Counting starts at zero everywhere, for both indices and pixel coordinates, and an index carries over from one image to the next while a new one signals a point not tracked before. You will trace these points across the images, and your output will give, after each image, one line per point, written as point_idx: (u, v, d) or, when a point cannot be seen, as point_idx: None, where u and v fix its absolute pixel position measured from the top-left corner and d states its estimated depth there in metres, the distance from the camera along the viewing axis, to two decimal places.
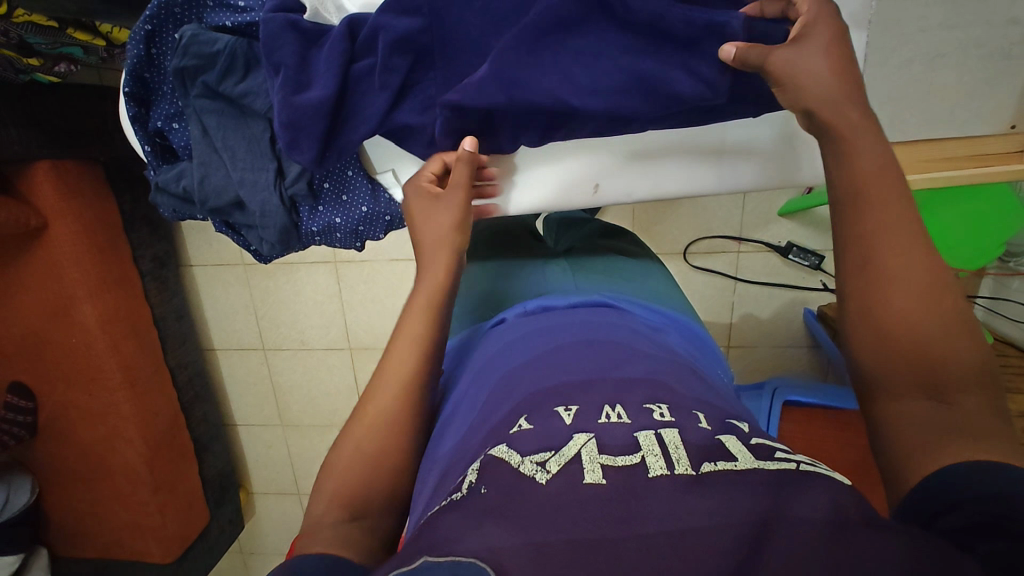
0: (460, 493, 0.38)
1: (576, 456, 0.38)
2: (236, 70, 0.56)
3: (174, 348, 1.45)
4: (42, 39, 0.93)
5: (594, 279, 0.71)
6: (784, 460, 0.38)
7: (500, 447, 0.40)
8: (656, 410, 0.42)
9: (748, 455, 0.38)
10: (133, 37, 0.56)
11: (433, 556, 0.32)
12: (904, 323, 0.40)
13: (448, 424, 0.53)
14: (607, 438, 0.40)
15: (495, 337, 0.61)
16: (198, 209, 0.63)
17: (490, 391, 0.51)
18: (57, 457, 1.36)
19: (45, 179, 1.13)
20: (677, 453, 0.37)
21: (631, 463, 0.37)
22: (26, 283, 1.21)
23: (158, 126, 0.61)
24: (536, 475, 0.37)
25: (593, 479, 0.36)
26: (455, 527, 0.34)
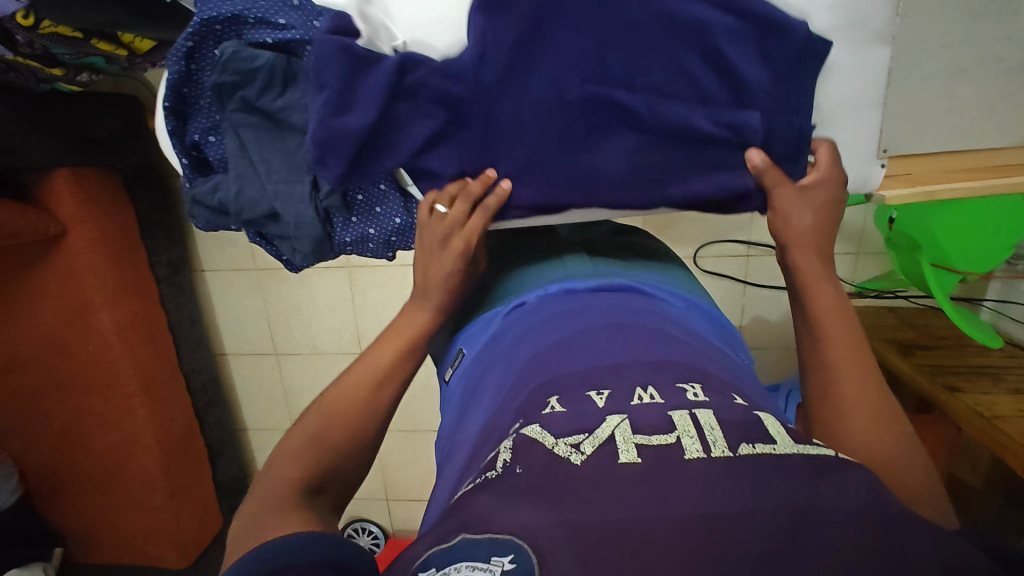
0: (495, 471, 0.39)
1: (609, 437, 0.39)
2: (274, 86, 0.57)
3: (189, 352, 1.46)
4: (66, 49, 0.94)
5: (614, 265, 0.72)
6: (822, 449, 0.39)
7: (533, 427, 0.41)
8: (689, 390, 0.44)
9: (786, 439, 0.39)
10: (173, 55, 0.57)
11: (470, 533, 0.34)
12: (868, 436, 0.50)
13: (475, 406, 0.54)
14: (641, 419, 0.41)
15: (516, 318, 0.63)
16: (234, 221, 0.64)
17: (518, 372, 0.52)
18: (70, 464, 1.37)
19: (65, 189, 1.15)
20: (712, 434, 0.38)
21: (666, 442, 0.38)
22: (42, 290, 1.22)
23: (195, 139, 0.62)
24: (570, 456, 0.38)
25: (628, 458, 0.37)
26: (492, 505, 0.35)
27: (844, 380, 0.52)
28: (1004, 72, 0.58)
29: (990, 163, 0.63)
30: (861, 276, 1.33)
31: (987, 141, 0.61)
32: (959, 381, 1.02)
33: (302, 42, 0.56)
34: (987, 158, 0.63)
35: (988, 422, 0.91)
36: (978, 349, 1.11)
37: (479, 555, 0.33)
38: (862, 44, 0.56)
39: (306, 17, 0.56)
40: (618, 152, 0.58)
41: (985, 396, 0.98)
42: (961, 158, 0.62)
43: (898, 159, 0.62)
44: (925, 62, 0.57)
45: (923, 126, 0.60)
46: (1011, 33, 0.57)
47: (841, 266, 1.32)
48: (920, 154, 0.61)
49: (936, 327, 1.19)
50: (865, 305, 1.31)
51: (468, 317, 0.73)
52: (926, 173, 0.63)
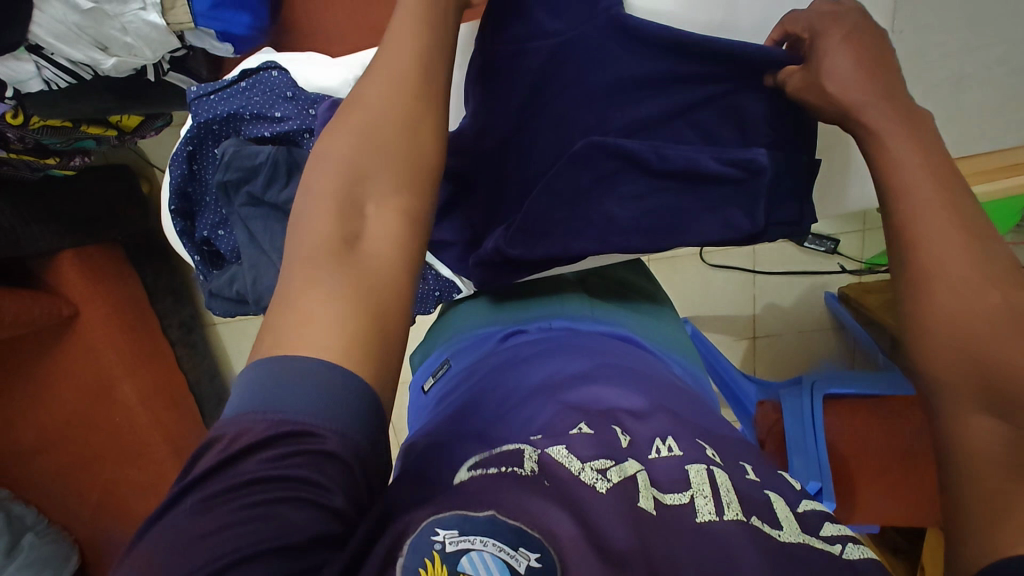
0: (524, 469, 0.35)
1: (632, 477, 0.36)
2: (278, 178, 0.56)
3: (212, 409, 1.46)
4: (57, 139, 0.93)
5: (613, 307, 0.69)
6: (831, 543, 0.35)
7: (558, 448, 0.38)
8: (709, 450, 0.42)
9: (795, 524, 0.36)
10: (176, 158, 0.58)
11: (501, 513, 0.30)
12: (962, 317, 0.44)
13: (469, 406, 0.51)
14: (659, 474, 0.38)
15: (516, 344, 0.60)
16: (252, 309, 0.64)
17: (530, 391, 0.49)
18: (110, 532, 1.38)
19: (72, 269, 1.15)
20: (727, 496, 0.36)
21: (680, 502, 0.36)
22: (59, 370, 1.22)
23: (205, 234, 0.62)
24: (597, 483, 0.34)
25: (646, 507, 0.34)
26: (521, 500, 0.31)
27: (932, 250, 0.46)
28: (1008, 74, 0.57)
29: (1002, 165, 0.63)
30: (870, 252, 1.36)
31: (993, 144, 0.61)
32: None
33: (301, 132, 0.56)
34: (998, 162, 0.62)
35: None
36: None
37: (505, 538, 0.30)
38: None
39: (303, 105, 0.56)
40: (630, 198, 0.57)
41: None
42: (977, 163, 0.62)
43: None
44: (926, 74, 0.57)
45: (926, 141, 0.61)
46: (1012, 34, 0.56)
47: (851, 243, 1.35)
48: None
49: None
50: (877, 281, 1.31)
51: (460, 327, 0.70)
52: None
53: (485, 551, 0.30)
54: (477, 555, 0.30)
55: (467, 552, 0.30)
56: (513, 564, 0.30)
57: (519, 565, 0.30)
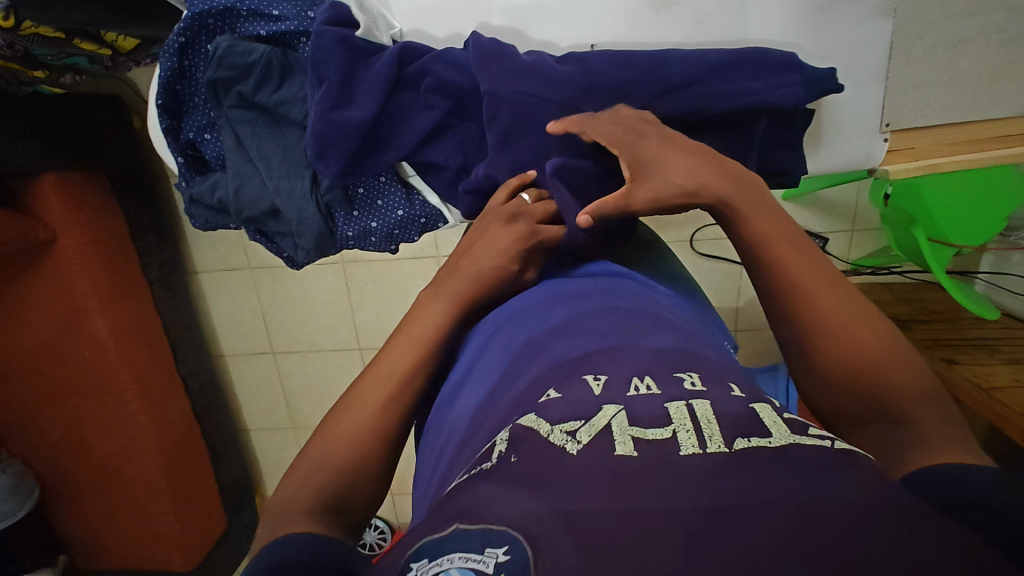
0: (490, 462, 0.34)
1: (605, 427, 0.33)
2: (271, 79, 0.57)
3: (186, 355, 1.43)
4: (47, 50, 0.92)
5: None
6: (817, 437, 0.33)
7: (529, 418, 0.36)
8: (687, 379, 0.38)
9: (783, 429, 0.33)
10: (167, 50, 0.56)
11: (464, 523, 0.29)
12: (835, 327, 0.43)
13: (456, 394, 0.48)
14: (639, 411, 0.35)
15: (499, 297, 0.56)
16: (233, 219, 0.63)
17: (510, 364, 0.45)
18: (73, 472, 1.36)
19: (52, 193, 1.12)
20: (709, 428, 0.32)
21: (662, 437, 0.32)
22: (35, 297, 1.19)
23: (190, 137, 0.61)
24: (566, 445, 0.32)
25: (623, 451, 0.31)
26: (484, 494, 0.31)
27: (801, 276, 0.46)
28: (1004, 42, 0.59)
29: (991, 135, 0.64)
30: (857, 253, 1.31)
31: (990, 114, 0.62)
32: (956, 353, 1.02)
33: (297, 34, 0.56)
34: (985, 131, 0.63)
35: (987, 394, 0.91)
36: (972, 321, 1.12)
37: (472, 546, 0.28)
38: (863, 18, 0.58)
39: (301, 7, 0.56)
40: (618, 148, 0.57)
41: (983, 367, 0.98)
42: (962, 132, 0.63)
43: (899, 134, 0.63)
44: (927, 35, 0.58)
45: (925, 103, 0.61)
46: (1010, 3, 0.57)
47: (838, 244, 1.30)
48: (920, 128, 0.63)
49: (930, 301, 1.20)
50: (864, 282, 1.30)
51: None
52: (929, 147, 0.64)
53: (451, 568, 0.28)
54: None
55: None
56: (481, 567, 0.28)
57: (488, 566, 0.27)
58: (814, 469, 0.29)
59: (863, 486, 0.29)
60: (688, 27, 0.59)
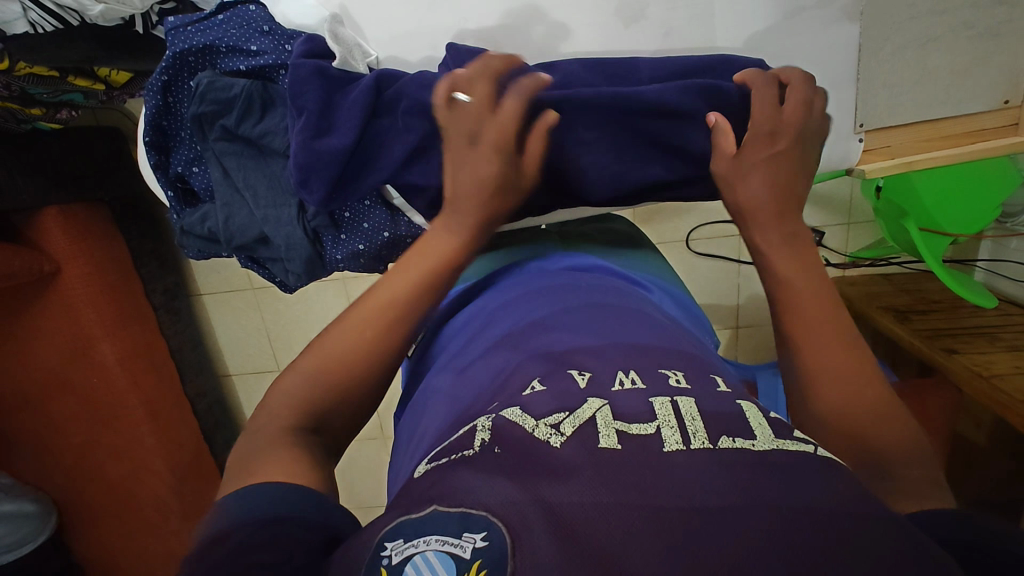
0: (472, 449, 0.33)
1: (590, 418, 0.33)
2: (253, 112, 0.58)
3: (192, 377, 1.45)
4: (42, 88, 0.94)
5: (588, 250, 0.67)
6: (802, 441, 0.33)
7: (514, 410, 0.36)
8: (672, 376, 0.38)
9: (767, 432, 0.33)
10: (151, 88, 0.58)
11: (442, 505, 0.30)
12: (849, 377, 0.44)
13: (435, 384, 0.49)
14: (623, 406, 0.35)
15: (486, 299, 0.57)
16: (224, 247, 0.64)
17: (486, 352, 0.46)
18: (86, 496, 1.38)
19: (54, 225, 1.15)
20: (693, 425, 0.32)
21: (647, 432, 0.32)
22: (42, 326, 1.21)
23: (179, 170, 0.62)
24: (550, 439, 0.32)
25: (608, 444, 0.31)
26: (465, 480, 0.31)
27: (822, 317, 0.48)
28: (974, 38, 0.60)
29: (967, 129, 0.65)
30: (854, 246, 1.30)
31: (964, 107, 0.63)
32: (957, 343, 1.02)
33: (276, 67, 0.58)
34: (960, 125, 0.65)
35: (988, 382, 0.90)
36: (972, 310, 1.11)
37: (449, 529, 0.29)
38: (831, 22, 0.59)
39: (279, 41, 0.58)
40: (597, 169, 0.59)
41: (982, 355, 0.97)
42: (938, 127, 0.65)
43: (875, 133, 0.64)
44: (895, 35, 0.59)
45: (897, 101, 0.62)
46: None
47: (834, 237, 1.29)
48: (895, 126, 0.64)
49: (930, 291, 1.19)
50: (861, 276, 1.29)
51: None
52: (905, 144, 0.65)
53: (428, 551, 0.29)
54: (422, 557, 0.29)
55: (412, 558, 0.29)
56: (458, 552, 0.29)
57: (465, 551, 0.28)
58: (795, 473, 0.29)
59: (835, 484, 0.29)
60: (659, 38, 0.60)
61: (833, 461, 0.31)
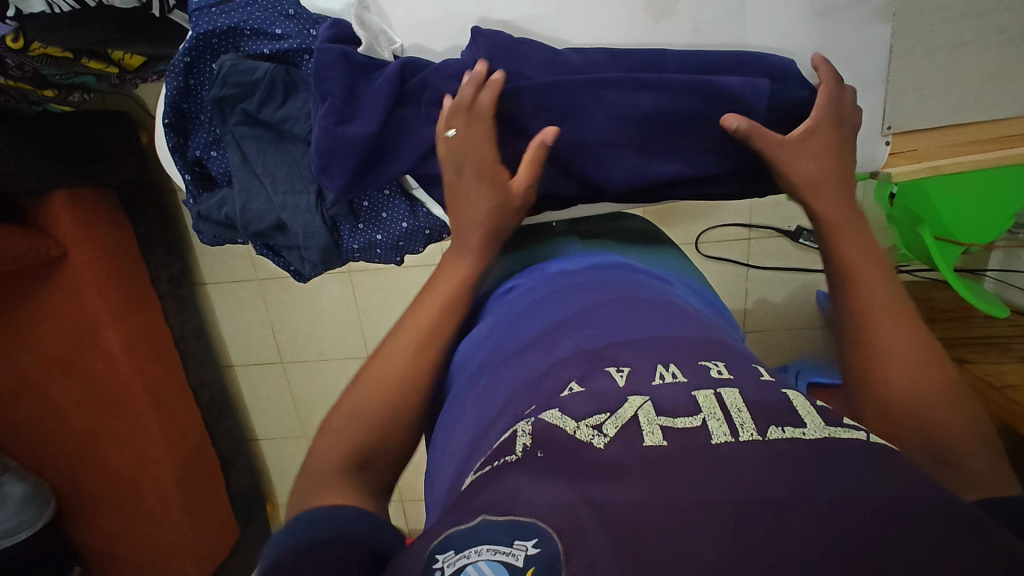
0: (514, 454, 0.33)
1: (632, 418, 0.33)
2: (274, 97, 0.57)
3: (196, 366, 1.44)
4: (56, 70, 0.93)
5: (607, 245, 0.66)
6: (855, 429, 0.32)
7: (551, 411, 0.35)
8: (713, 367, 0.37)
9: (818, 420, 0.32)
10: (173, 70, 0.57)
11: (491, 514, 0.29)
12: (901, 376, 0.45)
13: (466, 387, 0.48)
14: (665, 401, 0.34)
15: (511, 299, 0.56)
16: (240, 233, 0.63)
17: (517, 351, 0.46)
18: (87, 484, 1.37)
19: (62, 210, 1.14)
20: (740, 417, 0.32)
21: (692, 425, 0.32)
22: (48, 311, 1.20)
23: (197, 154, 0.62)
24: (593, 440, 0.32)
25: (653, 442, 0.31)
26: (512, 488, 0.30)
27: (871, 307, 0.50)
28: (1005, 43, 0.59)
29: (995, 135, 0.64)
30: None
31: (994, 112, 0.62)
32: (968, 352, 1.01)
33: (299, 52, 0.57)
34: (988, 130, 0.64)
35: (1001, 393, 0.90)
36: (983, 319, 1.11)
37: (501, 538, 0.28)
38: (863, 22, 0.58)
39: (303, 25, 0.57)
40: (622, 169, 0.59)
41: (995, 366, 0.97)
42: (967, 131, 0.64)
43: (900, 136, 0.64)
44: (926, 37, 0.59)
45: (926, 103, 0.61)
46: (1010, 3, 0.58)
47: None
48: (923, 130, 0.63)
49: (941, 300, 1.19)
50: None
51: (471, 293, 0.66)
52: (932, 148, 0.65)
53: (480, 561, 0.28)
54: (476, 567, 0.28)
55: (466, 569, 0.29)
56: (511, 560, 0.28)
57: (518, 558, 0.28)
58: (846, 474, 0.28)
59: (894, 474, 0.28)
60: (688, 36, 0.59)
61: (889, 447, 0.31)
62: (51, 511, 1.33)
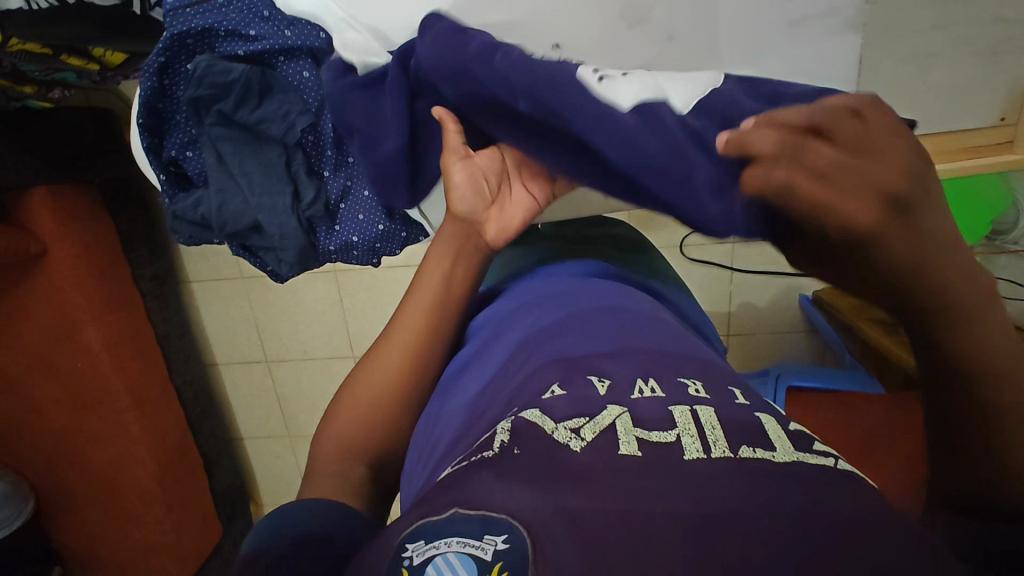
0: (492, 450, 0.33)
1: (610, 426, 0.33)
2: (250, 97, 0.58)
3: (178, 365, 1.43)
4: (35, 66, 0.93)
5: (596, 253, 0.67)
6: (824, 456, 0.32)
7: (533, 410, 0.36)
8: (691, 386, 0.37)
9: (787, 444, 0.32)
10: (146, 69, 0.57)
11: (463, 508, 0.29)
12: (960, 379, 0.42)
13: (451, 390, 0.48)
14: (643, 413, 0.35)
15: (499, 303, 0.57)
16: (216, 233, 0.63)
17: (503, 355, 0.46)
18: (67, 482, 1.36)
19: (43, 206, 1.13)
20: (713, 434, 0.32)
21: (667, 441, 0.32)
22: (27, 308, 1.19)
23: (172, 154, 0.62)
24: (570, 442, 0.33)
25: (628, 451, 0.32)
26: (488, 484, 0.30)
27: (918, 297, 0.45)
28: (973, 54, 0.61)
29: (961, 144, 0.68)
30: None
31: (960, 122, 0.66)
32: None
33: (275, 53, 0.57)
34: (955, 139, 0.68)
35: None
36: None
37: (471, 531, 0.29)
38: (835, 32, 0.59)
39: (277, 26, 0.56)
40: None
41: None
42: (935, 141, 0.68)
43: None
44: (897, 49, 0.61)
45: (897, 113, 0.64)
46: (976, 17, 0.59)
47: None
48: None
49: None
50: None
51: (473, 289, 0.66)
52: None
53: (449, 552, 0.28)
54: (443, 558, 0.28)
55: (434, 559, 0.29)
56: (478, 554, 0.28)
57: (486, 553, 0.28)
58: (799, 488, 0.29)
59: (852, 495, 0.29)
60: (661, 42, 0.60)
61: (856, 474, 0.31)
62: (28, 510, 1.32)
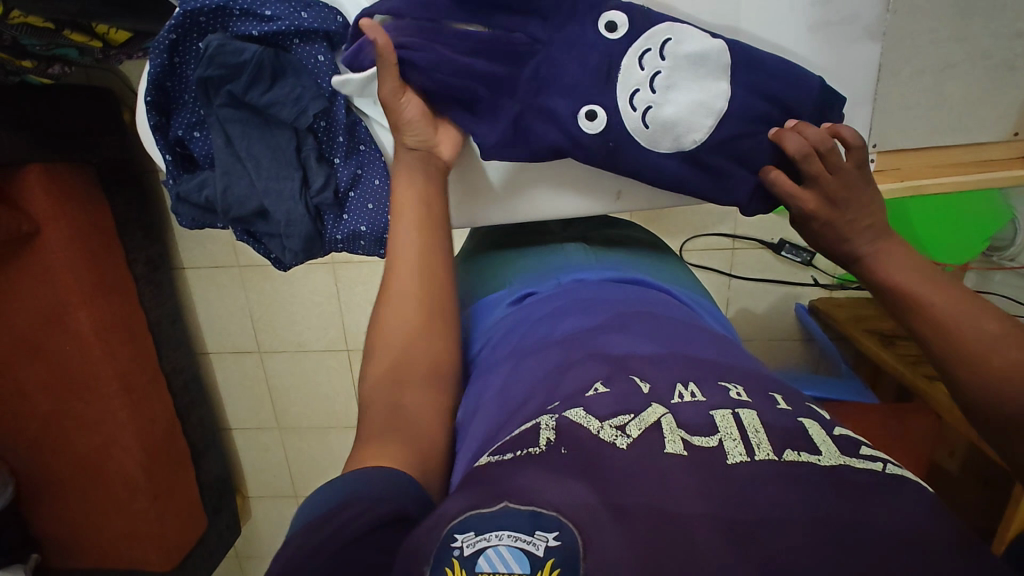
0: (538, 447, 0.33)
1: (655, 423, 0.33)
2: (261, 80, 0.56)
3: (169, 351, 1.41)
4: (36, 40, 0.91)
5: (619, 255, 0.67)
6: (869, 459, 0.31)
7: (576, 409, 0.35)
8: (732, 389, 0.37)
9: (832, 447, 0.32)
10: (156, 46, 0.56)
11: (513, 502, 0.29)
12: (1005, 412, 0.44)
13: (482, 391, 0.47)
14: (685, 417, 0.34)
15: (530, 304, 0.56)
16: (220, 218, 0.62)
17: (536, 355, 0.46)
18: (50, 467, 1.33)
19: (37, 184, 1.11)
20: (757, 436, 0.32)
21: (709, 445, 0.31)
22: (17, 288, 1.17)
23: (179, 134, 0.60)
24: (615, 440, 0.32)
25: (674, 450, 0.31)
26: (537, 480, 0.30)
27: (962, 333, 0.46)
28: (990, 68, 0.62)
29: (976, 159, 0.66)
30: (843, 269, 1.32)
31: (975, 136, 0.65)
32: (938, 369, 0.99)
33: (290, 35, 0.56)
34: (973, 154, 0.66)
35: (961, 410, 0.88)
36: None
37: (521, 525, 0.29)
38: (855, 39, 0.58)
39: (292, 6, 0.56)
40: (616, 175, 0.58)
41: None
42: (950, 153, 0.66)
43: (887, 155, 0.66)
44: (913, 59, 0.61)
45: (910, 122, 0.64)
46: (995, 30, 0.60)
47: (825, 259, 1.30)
48: (910, 149, 0.66)
49: None
50: (847, 298, 1.30)
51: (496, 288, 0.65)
52: (915, 168, 0.67)
53: (501, 545, 0.29)
54: (494, 551, 0.29)
55: (485, 551, 0.29)
56: (531, 548, 0.28)
57: (539, 548, 0.28)
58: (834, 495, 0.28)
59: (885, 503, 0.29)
60: None
61: (904, 478, 0.31)
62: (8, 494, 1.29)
